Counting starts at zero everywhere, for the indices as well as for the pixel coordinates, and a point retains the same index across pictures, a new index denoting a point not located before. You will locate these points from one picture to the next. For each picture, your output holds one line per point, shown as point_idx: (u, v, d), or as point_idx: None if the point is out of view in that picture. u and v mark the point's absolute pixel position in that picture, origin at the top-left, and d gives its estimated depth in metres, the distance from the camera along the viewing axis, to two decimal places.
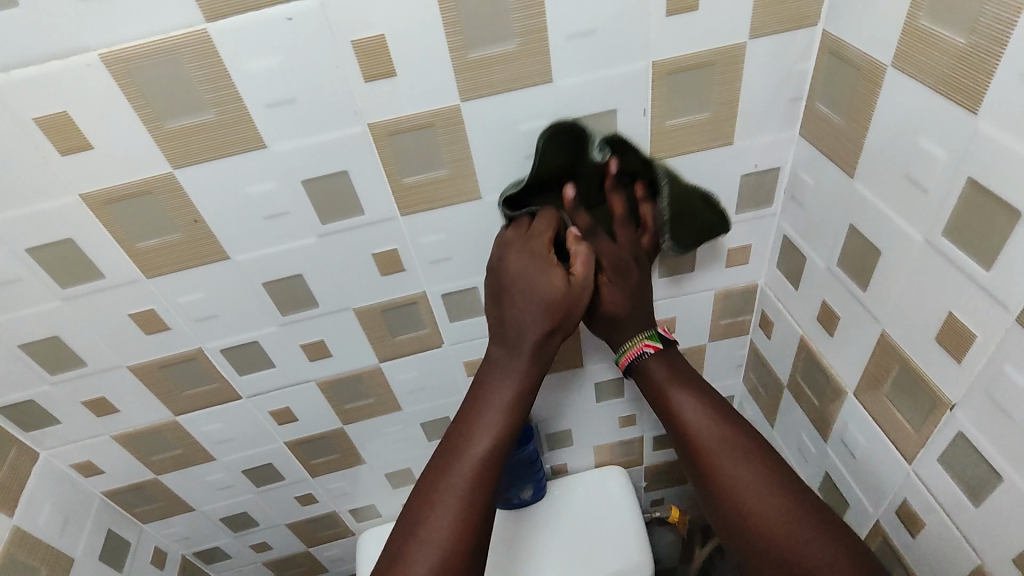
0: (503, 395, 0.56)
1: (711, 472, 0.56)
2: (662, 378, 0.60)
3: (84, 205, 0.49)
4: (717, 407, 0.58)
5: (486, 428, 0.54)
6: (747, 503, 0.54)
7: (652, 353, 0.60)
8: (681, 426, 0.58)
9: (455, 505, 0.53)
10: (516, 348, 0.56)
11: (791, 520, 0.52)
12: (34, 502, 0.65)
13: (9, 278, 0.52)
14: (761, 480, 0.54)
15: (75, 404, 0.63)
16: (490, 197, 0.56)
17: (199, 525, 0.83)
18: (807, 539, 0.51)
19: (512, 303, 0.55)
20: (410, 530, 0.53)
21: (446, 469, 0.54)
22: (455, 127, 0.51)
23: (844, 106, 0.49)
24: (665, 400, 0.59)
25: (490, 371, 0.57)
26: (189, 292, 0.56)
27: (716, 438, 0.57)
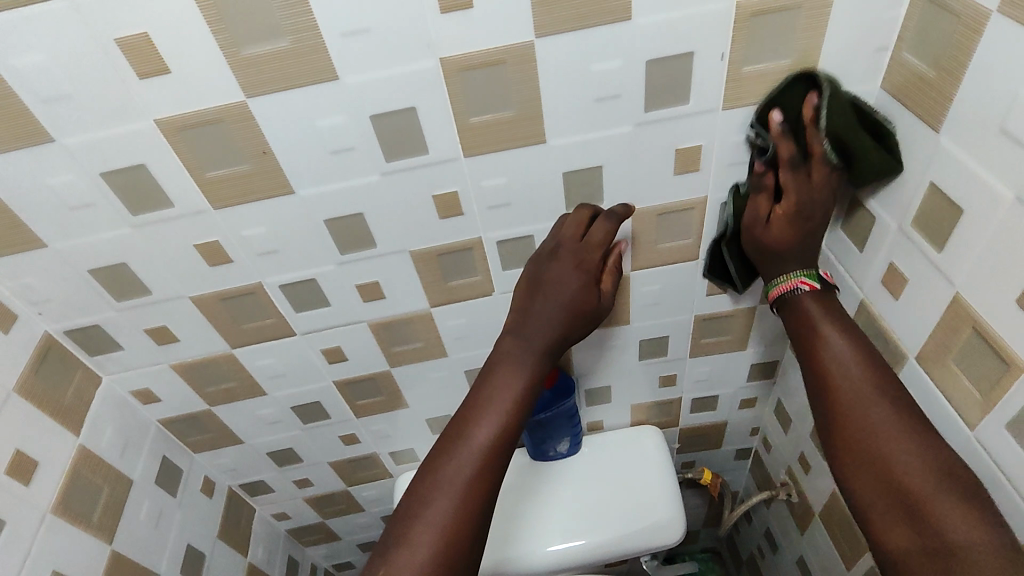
0: (513, 385, 0.59)
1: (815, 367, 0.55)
2: (816, 313, 0.56)
3: (159, 130, 0.49)
4: (867, 350, 0.54)
5: (492, 414, 0.58)
6: (878, 446, 0.50)
7: (807, 290, 0.57)
8: (819, 360, 0.55)
9: (457, 483, 0.56)
10: (529, 342, 0.60)
11: (933, 478, 0.47)
12: (97, 424, 0.68)
13: (83, 202, 0.53)
14: (889, 427, 0.50)
15: (138, 332, 0.65)
16: (554, 142, 0.55)
17: (246, 458, 0.86)
18: (925, 481, 0.47)
19: (544, 303, 0.60)
20: (417, 502, 0.56)
21: (458, 447, 0.57)
22: (527, 66, 0.50)
23: (936, 55, 0.47)
24: (808, 335, 0.56)
25: (500, 363, 0.60)
26: (253, 225, 0.57)
27: (841, 352, 0.54)
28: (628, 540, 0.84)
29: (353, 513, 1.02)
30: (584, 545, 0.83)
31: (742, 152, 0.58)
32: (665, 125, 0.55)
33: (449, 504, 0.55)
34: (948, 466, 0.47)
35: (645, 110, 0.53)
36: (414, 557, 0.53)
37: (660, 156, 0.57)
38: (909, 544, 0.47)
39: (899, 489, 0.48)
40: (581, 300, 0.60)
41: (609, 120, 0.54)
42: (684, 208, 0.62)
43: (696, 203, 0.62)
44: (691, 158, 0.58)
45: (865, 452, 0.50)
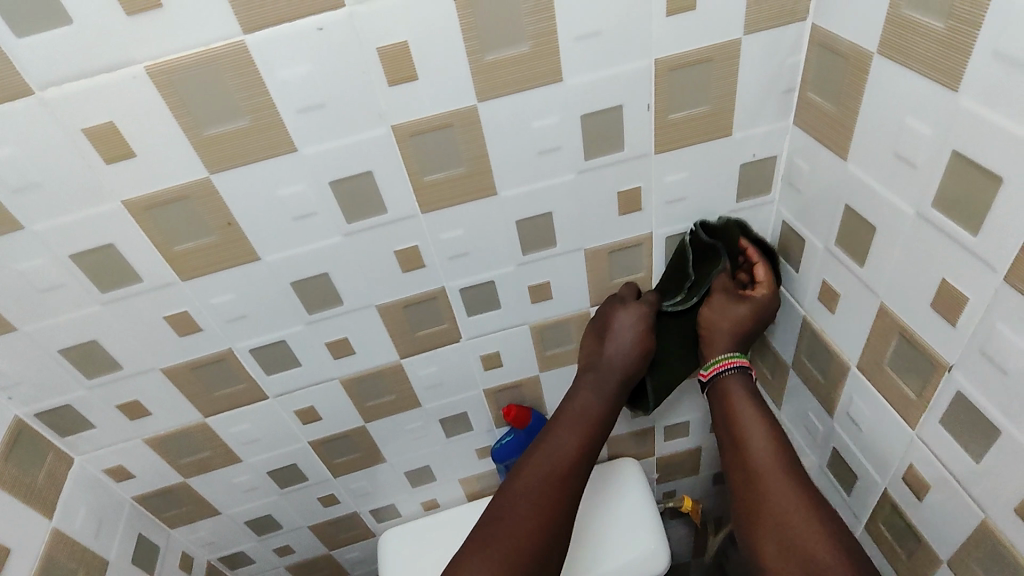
0: (590, 411, 0.67)
1: (728, 405, 0.64)
2: (736, 390, 0.65)
3: (126, 211, 0.52)
4: (783, 442, 0.61)
5: (570, 440, 0.66)
6: (773, 509, 0.57)
7: (734, 369, 0.65)
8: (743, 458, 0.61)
9: (530, 510, 0.63)
10: (599, 367, 0.68)
11: (805, 518, 0.56)
12: (70, 506, 0.67)
13: (52, 284, 0.54)
14: (780, 480, 0.59)
15: (109, 408, 0.65)
16: (505, 194, 0.59)
17: (225, 529, 0.84)
18: (799, 518, 0.56)
19: (612, 336, 0.67)
20: (486, 532, 0.63)
21: (530, 462, 0.65)
22: (472, 128, 0.54)
23: (835, 94, 0.52)
24: (730, 413, 0.64)
25: (579, 386, 0.68)
26: (221, 293, 0.59)
27: (771, 459, 0.60)
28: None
29: None
30: None
31: (678, 191, 0.63)
32: (605, 170, 0.59)
33: (524, 530, 0.62)
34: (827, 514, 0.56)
35: (585, 159, 0.58)
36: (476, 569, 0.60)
37: (604, 199, 0.62)
38: None
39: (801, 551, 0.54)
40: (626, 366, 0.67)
41: (553, 170, 0.58)
42: (632, 244, 0.66)
43: (642, 239, 0.66)
44: (632, 200, 0.62)
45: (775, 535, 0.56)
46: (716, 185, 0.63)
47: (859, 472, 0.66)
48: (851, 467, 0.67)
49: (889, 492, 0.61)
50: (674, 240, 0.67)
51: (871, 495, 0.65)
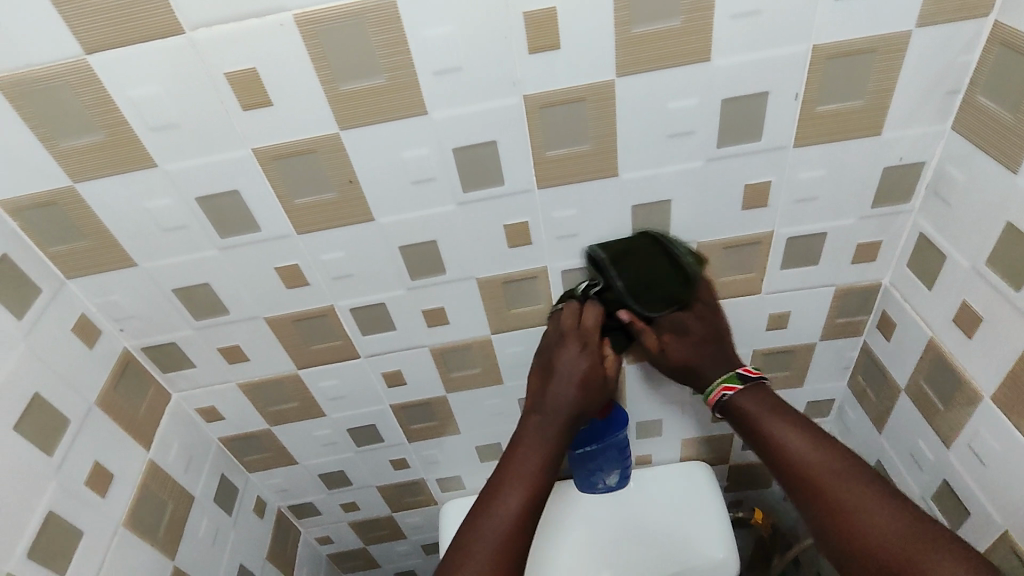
0: (552, 420, 0.64)
1: (764, 435, 0.63)
2: (732, 356, 0.68)
3: (255, 159, 0.52)
4: (812, 432, 0.61)
5: (566, 401, 0.63)
6: (811, 471, 0.59)
7: (733, 394, 0.66)
8: (783, 458, 0.61)
9: (535, 464, 0.62)
10: (549, 392, 0.64)
11: (848, 481, 0.57)
12: (166, 439, 0.70)
13: (175, 224, 0.56)
14: (819, 450, 0.60)
15: (210, 350, 0.67)
16: (626, 176, 0.57)
17: (298, 479, 0.87)
18: (849, 485, 0.57)
19: (557, 370, 0.63)
20: (500, 478, 0.62)
21: (524, 449, 0.63)
22: (605, 104, 0.52)
23: (1013, 98, 0.47)
24: (736, 386, 0.66)
25: (531, 412, 0.65)
26: (331, 250, 0.59)
27: (821, 463, 0.59)
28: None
29: (395, 540, 1.02)
30: None
31: (810, 190, 0.59)
32: (736, 161, 0.56)
33: (514, 510, 0.60)
34: (871, 477, 0.57)
35: (717, 146, 0.55)
36: (490, 531, 0.59)
37: (730, 192, 0.58)
38: None
39: (851, 507, 0.55)
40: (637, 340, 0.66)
41: (681, 156, 0.55)
42: (749, 242, 0.63)
43: (761, 237, 0.62)
44: (758, 194, 0.59)
45: (817, 497, 0.58)
46: (852, 187, 0.59)
47: (971, 510, 0.61)
48: (962, 501, 0.62)
49: (1008, 536, 0.56)
50: (795, 242, 0.63)
51: (982, 536, 0.60)
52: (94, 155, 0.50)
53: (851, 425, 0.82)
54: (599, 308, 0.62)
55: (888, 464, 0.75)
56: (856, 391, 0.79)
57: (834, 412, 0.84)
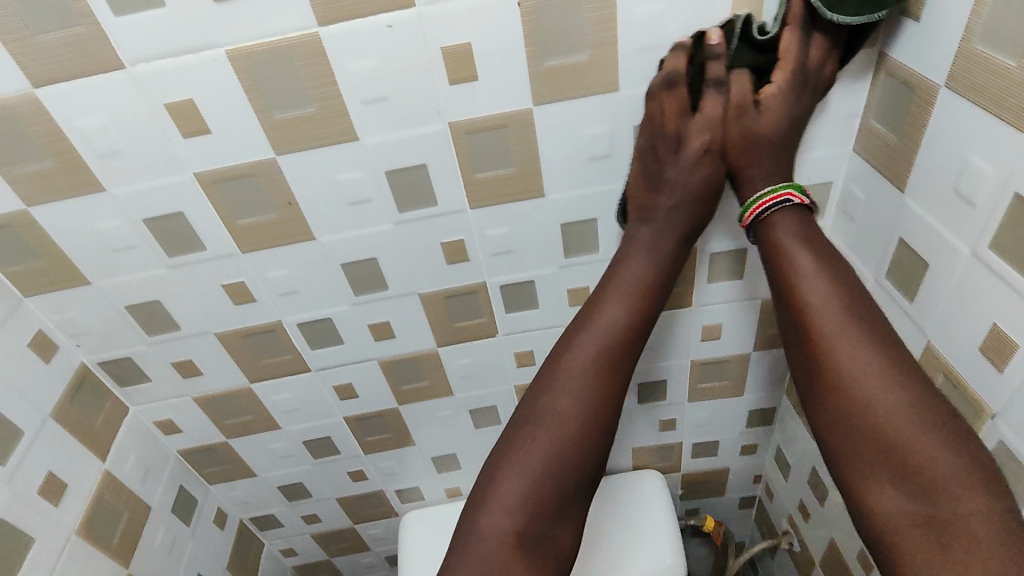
0: (595, 330, 0.58)
1: (782, 259, 0.53)
2: (788, 237, 0.53)
3: (197, 182, 0.55)
4: (844, 281, 0.51)
5: (591, 343, 0.58)
6: (854, 386, 0.48)
7: (793, 204, 0.54)
8: (800, 304, 0.52)
9: (544, 447, 0.56)
10: (655, 209, 0.58)
11: (902, 407, 0.46)
12: (123, 452, 0.72)
13: (124, 245, 0.59)
14: (832, 298, 0.51)
15: (165, 365, 0.70)
16: (552, 196, 0.60)
17: (258, 491, 0.89)
18: (908, 425, 0.46)
19: (666, 170, 0.56)
20: (509, 450, 0.57)
21: (557, 382, 0.58)
22: (526, 130, 0.55)
23: (896, 122, 0.51)
24: (784, 267, 0.53)
25: (609, 286, 0.59)
26: (276, 267, 0.62)
27: (836, 312, 0.50)
28: None
29: (358, 552, 1.04)
30: None
31: (728, 208, 0.62)
32: None
33: (543, 462, 0.55)
34: (912, 367, 0.48)
35: None
36: (518, 485, 0.55)
37: None
38: (900, 502, 0.45)
39: (894, 448, 0.46)
40: (641, 181, 0.58)
41: (603, 176, 0.59)
42: None
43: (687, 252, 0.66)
44: None
45: (859, 422, 0.48)
46: None
47: None
48: None
49: None
50: (720, 256, 0.67)
51: None
52: (43, 180, 0.53)
53: (792, 433, 0.85)
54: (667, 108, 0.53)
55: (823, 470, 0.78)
56: (794, 400, 0.82)
57: (778, 421, 0.87)
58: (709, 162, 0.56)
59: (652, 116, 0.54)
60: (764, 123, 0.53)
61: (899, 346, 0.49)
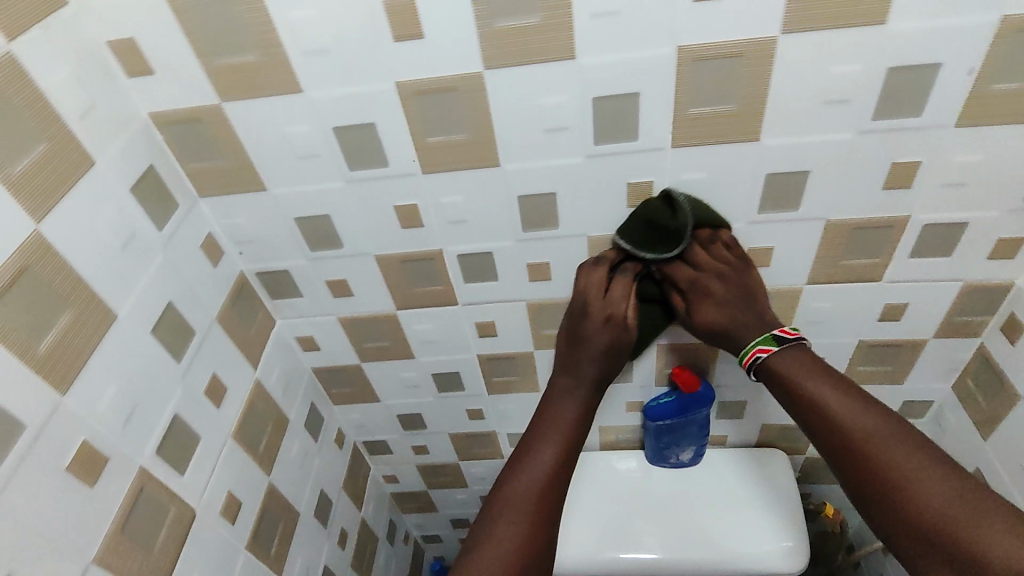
0: (562, 423, 0.67)
1: (803, 399, 0.59)
2: (797, 373, 0.60)
3: (396, 92, 0.52)
4: (852, 396, 0.58)
5: (547, 452, 0.64)
6: (864, 444, 0.56)
7: (767, 356, 0.62)
8: (825, 421, 0.58)
9: (535, 476, 0.63)
10: (584, 343, 0.66)
11: (938, 484, 0.52)
12: (269, 364, 0.71)
13: (308, 153, 0.56)
14: (848, 402, 0.58)
15: (319, 282, 0.69)
16: (767, 142, 0.54)
17: (377, 416, 0.89)
18: (894, 447, 0.55)
19: (589, 329, 0.66)
20: (496, 511, 0.61)
21: (516, 473, 0.64)
22: (762, 62, 0.49)
23: None
24: (797, 392, 0.60)
25: (551, 402, 0.68)
26: (453, 192, 0.59)
27: (885, 434, 0.56)
28: (745, 560, 0.81)
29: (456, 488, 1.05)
30: (698, 557, 0.82)
31: (961, 175, 0.55)
32: (888, 137, 0.53)
33: (524, 518, 0.61)
34: (925, 444, 0.55)
35: (871, 119, 0.52)
36: (507, 537, 0.60)
37: (874, 169, 0.55)
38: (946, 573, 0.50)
39: (941, 520, 0.51)
40: (616, 343, 0.66)
41: (831, 125, 0.53)
42: (883, 224, 0.60)
43: (897, 220, 0.59)
44: (905, 175, 0.56)
45: (900, 500, 0.53)
46: (1009, 176, 0.55)
47: None
48: None
49: None
50: (932, 229, 0.60)
51: None
52: (241, 75, 0.51)
53: (948, 429, 0.79)
54: (598, 295, 0.64)
55: (989, 473, 0.72)
56: (961, 395, 0.75)
57: (931, 415, 0.81)
58: (746, 303, 0.63)
59: (585, 291, 0.64)
60: (711, 282, 0.63)
61: (851, 380, 0.60)
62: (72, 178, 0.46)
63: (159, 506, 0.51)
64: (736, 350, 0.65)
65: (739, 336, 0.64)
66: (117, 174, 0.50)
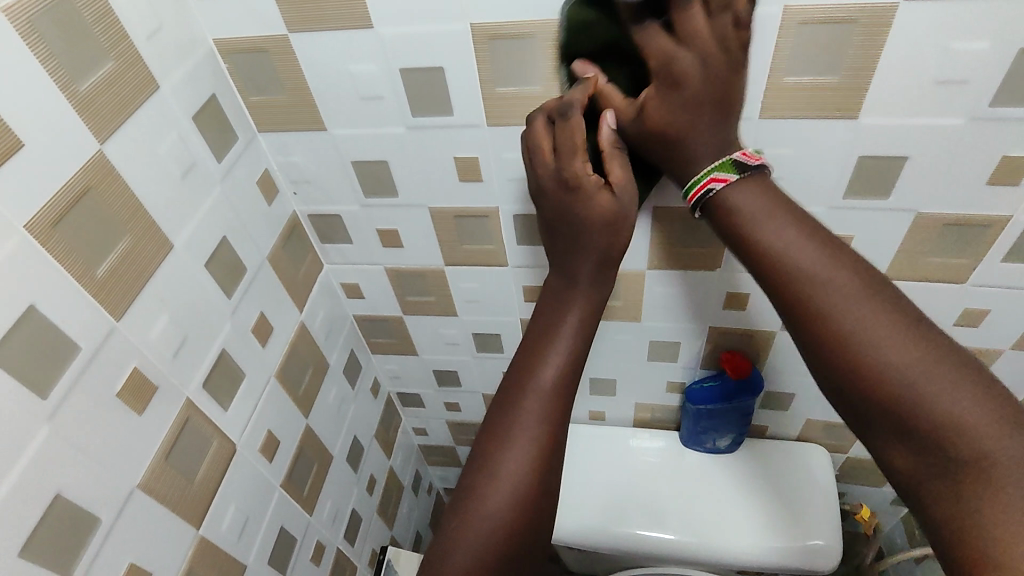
0: (562, 330, 0.50)
1: (748, 237, 0.43)
2: (749, 205, 0.43)
3: (470, 36, 0.49)
4: (815, 229, 0.43)
5: (551, 359, 0.49)
6: (835, 313, 0.40)
7: (724, 187, 0.44)
8: (775, 266, 0.42)
9: (528, 442, 0.47)
10: (582, 248, 0.49)
11: (944, 375, 0.36)
12: (314, 307, 0.71)
13: (371, 95, 0.54)
14: (800, 244, 0.42)
15: (369, 229, 0.68)
16: (865, 122, 0.49)
17: (413, 370, 0.89)
18: (854, 304, 0.39)
19: (578, 231, 0.49)
20: (474, 480, 0.46)
21: (520, 386, 0.48)
22: (874, 32, 0.44)
23: None
24: (741, 232, 0.44)
25: (546, 297, 0.52)
26: (517, 148, 0.56)
27: (817, 268, 0.41)
28: (772, 553, 0.79)
29: None
30: (725, 544, 0.80)
31: None
32: (1003, 127, 0.48)
33: (510, 497, 0.45)
34: (915, 323, 0.39)
35: (988, 106, 0.47)
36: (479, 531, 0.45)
37: (980, 161, 0.50)
38: (914, 463, 0.37)
39: (935, 409, 0.36)
40: (614, 220, 0.48)
41: (940, 108, 0.48)
42: (978, 223, 0.55)
43: (995, 220, 0.54)
44: (1015, 171, 0.50)
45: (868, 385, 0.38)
46: None
47: None
48: None
49: None
50: None
51: None
52: (310, 5, 0.48)
53: None
54: (548, 149, 0.48)
55: None
56: None
57: None
58: (712, 129, 0.45)
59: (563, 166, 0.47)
60: (687, 67, 0.43)
61: (877, 272, 0.41)
62: (136, 102, 0.44)
63: (202, 439, 0.52)
64: (681, 182, 0.47)
65: (690, 162, 0.46)
66: (179, 101, 0.48)
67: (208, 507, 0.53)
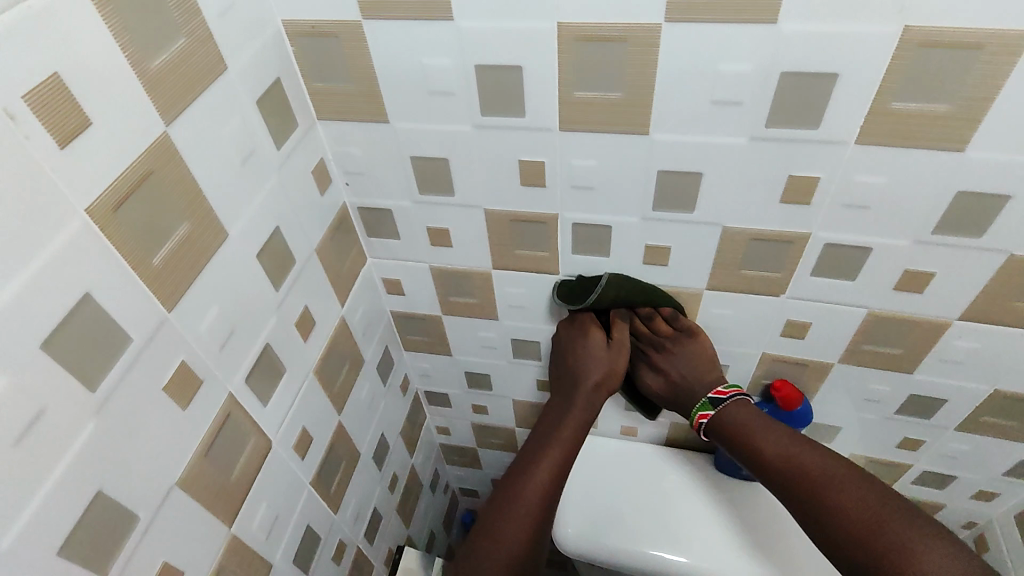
0: (565, 430, 0.65)
1: (747, 441, 0.61)
2: (748, 422, 0.62)
3: (555, 35, 0.46)
4: (796, 436, 0.60)
5: (541, 475, 0.61)
6: (800, 463, 0.57)
7: (705, 423, 0.65)
8: (759, 458, 0.60)
9: (539, 488, 0.61)
10: (571, 397, 0.66)
11: (862, 497, 0.53)
12: (355, 302, 0.69)
13: (441, 90, 0.51)
14: (791, 455, 0.58)
15: (420, 227, 0.65)
16: (970, 156, 0.46)
17: (445, 370, 0.87)
18: (846, 487, 0.54)
19: (576, 362, 0.66)
20: (502, 503, 0.60)
21: (526, 474, 0.62)
22: (1000, 61, 0.41)
23: None
24: (743, 441, 0.62)
25: (551, 412, 0.68)
26: (587, 156, 0.53)
27: (793, 468, 0.58)
28: None
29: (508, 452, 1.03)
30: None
31: None
32: None
33: (517, 528, 0.59)
34: (866, 477, 0.55)
35: None
36: (500, 552, 0.58)
37: None
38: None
39: (848, 511, 0.53)
40: (607, 377, 0.65)
41: None
42: None
43: None
44: None
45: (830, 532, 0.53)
46: None
47: None
48: None
49: None
50: None
51: None
52: None
53: None
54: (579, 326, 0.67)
55: None
56: None
57: None
58: (694, 368, 0.66)
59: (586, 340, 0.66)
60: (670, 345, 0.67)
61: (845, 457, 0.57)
62: (204, 83, 0.42)
63: (239, 435, 0.50)
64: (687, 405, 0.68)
65: (689, 395, 0.67)
66: (245, 83, 0.46)
67: (240, 505, 0.51)
